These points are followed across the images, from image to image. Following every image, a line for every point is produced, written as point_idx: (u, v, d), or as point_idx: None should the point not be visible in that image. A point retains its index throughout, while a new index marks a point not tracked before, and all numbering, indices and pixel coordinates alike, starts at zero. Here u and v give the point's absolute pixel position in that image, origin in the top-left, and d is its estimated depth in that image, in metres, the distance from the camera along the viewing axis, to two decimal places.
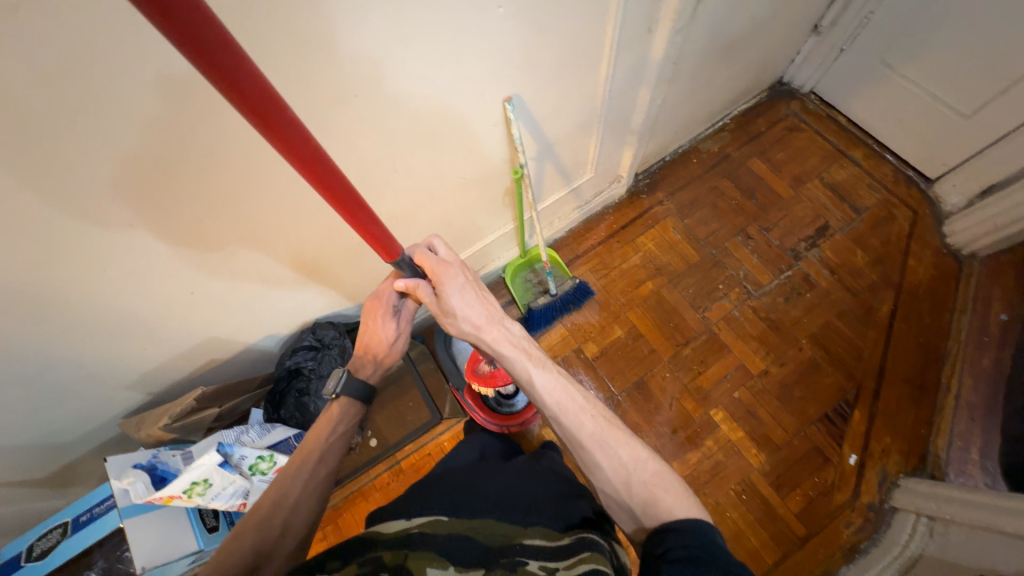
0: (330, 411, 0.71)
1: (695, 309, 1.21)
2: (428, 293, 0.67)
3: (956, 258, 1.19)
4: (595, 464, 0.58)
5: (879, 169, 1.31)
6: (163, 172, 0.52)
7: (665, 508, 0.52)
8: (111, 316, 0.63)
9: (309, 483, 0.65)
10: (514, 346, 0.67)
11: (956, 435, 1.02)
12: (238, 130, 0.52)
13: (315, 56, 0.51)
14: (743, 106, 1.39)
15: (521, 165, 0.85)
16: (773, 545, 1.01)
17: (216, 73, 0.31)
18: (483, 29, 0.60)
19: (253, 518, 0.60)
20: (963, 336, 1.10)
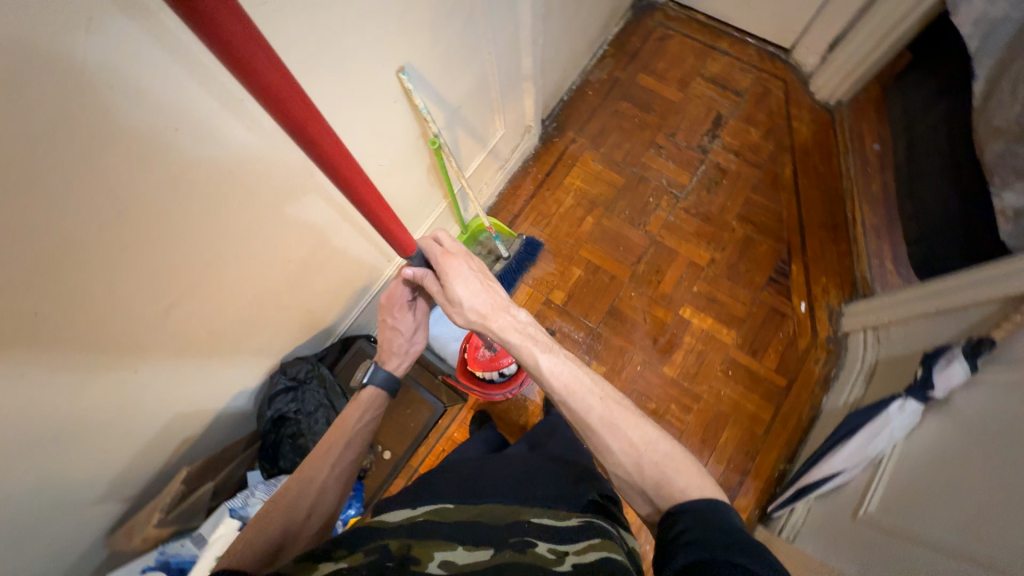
0: (359, 399, 0.73)
1: (637, 227, 1.28)
2: (434, 285, 0.69)
3: (827, 108, 1.35)
4: (606, 446, 0.59)
5: (745, 53, 1.43)
6: (59, 238, 0.45)
7: (679, 490, 0.54)
8: (64, 431, 0.56)
9: (337, 470, 0.67)
10: (520, 333, 0.66)
11: (873, 256, 1.18)
12: (125, 185, 0.47)
13: (185, 61, 0.46)
14: (615, 30, 1.46)
15: (435, 135, 0.83)
16: (767, 403, 1.13)
17: (253, 82, 0.35)
18: (353, 5, 0.57)
19: (282, 498, 0.61)
20: (853, 174, 1.27)
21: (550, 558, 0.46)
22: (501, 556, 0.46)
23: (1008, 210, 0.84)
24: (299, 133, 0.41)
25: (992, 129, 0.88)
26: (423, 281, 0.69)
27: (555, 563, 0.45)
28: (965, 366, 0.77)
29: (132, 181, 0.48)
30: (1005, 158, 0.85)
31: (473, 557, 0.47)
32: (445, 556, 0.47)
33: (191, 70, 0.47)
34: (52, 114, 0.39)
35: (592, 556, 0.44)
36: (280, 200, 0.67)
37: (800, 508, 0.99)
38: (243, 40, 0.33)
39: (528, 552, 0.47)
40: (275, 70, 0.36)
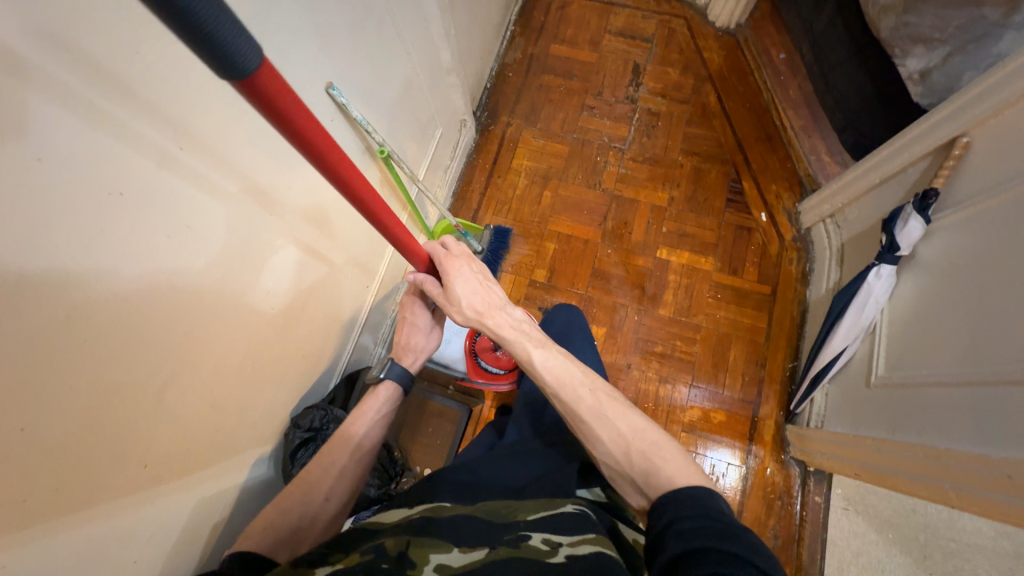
0: (377, 393, 0.77)
1: (593, 187, 1.31)
2: (434, 288, 0.73)
3: (729, 33, 1.44)
4: (595, 435, 0.61)
5: (642, 1, 1.49)
6: (37, 332, 0.41)
7: (666, 478, 0.55)
8: (105, 544, 0.52)
9: (355, 458, 0.71)
10: (515, 329, 0.69)
11: (809, 154, 1.28)
12: (100, 258, 0.45)
13: (115, 117, 0.44)
14: (517, 9, 1.48)
15: (382, 145, 0.83)
16: (759, 313, 1.19)
17: (269, 108, 0.38)
18: (269, 29, 0.55)
19: (301, 484, 0.66)
20: (769, 86, 1.36)
21: (544, 550, 0.48)
22: (496, 552, 0.49)
23: (914, 74, 0.92)
24: (311, 150, 0.44)
25: (880, 8, 0.97)
26: (423, 284, 0.74)
27: (549, 555, 0.48)
28: (920, 220, 0.84)
29: (105, 251, 0.45)
30: (899, 29, 0.93)
31: (470, 556, 0.49)
32: (440, 558, 0.48)
33: (126, 124, 0.45)
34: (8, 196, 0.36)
35: (584, 550, 0.48)
36: (241, 246, 0.64)
37: (819, 396, 1.05)
38: (263, 79, 0.35)
39: (523, 546, 0.49)
40: (300, 108, 0.40)
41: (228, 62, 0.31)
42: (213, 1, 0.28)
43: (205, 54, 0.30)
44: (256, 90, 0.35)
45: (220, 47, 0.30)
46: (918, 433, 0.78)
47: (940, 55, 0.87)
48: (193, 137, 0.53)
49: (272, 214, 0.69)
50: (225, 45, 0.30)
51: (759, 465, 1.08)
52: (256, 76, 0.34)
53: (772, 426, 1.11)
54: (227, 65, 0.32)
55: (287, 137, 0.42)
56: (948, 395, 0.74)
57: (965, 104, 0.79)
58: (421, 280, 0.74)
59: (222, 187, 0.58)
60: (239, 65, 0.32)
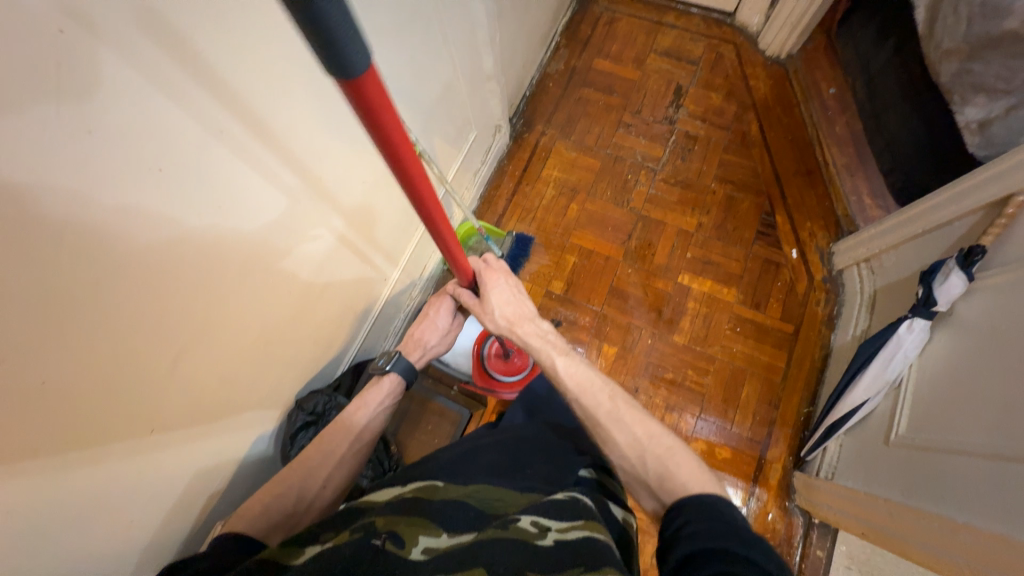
0: (381, 386, 0.77)
1: (621, 205, 1.30)
2: (470, 297, 0.78)
3: (779, 62, 1.40)
4: (612, 440, 0.63)
5: (692, 23, 1.47)
6: (66, 293, 0.43)
7: (680, 484, 0.55)
8: (106, 495, 0.54)
9: (353, 450, 0.72)
10: (541, 339, 0.73)
11: (849, 193, 1.24)
12: (136, 224, 0.46)
13: (170, 96, 0.46)
14: (565, 20, 1.49)
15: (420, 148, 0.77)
16: (779, 352, 1.15)
17: (370, 115, 0.39)
18: None
19: (301, 466, 0.67)
20: (815, 120, 1.32)
21: (532, 532, 0.49)
22: (485, 533, 0.48)
23: (972, 124, 0.88)
24: (395, 159, 0.45)
25: (943, 52, 0.92)
26: (461, 295, 0.79)
27: (538, 537, 0.48)
28: (962, 277, 0.80)
29: (140, 219, 0.47)
30: (961, 76, 0.89)
31: (456, 540, 0.48)
32: (429, 541, 0.47)
33: (179, 103, 0.47)
34: (59, 163, 0.38)
35: (572, 536, 0.48)
36: (275, 224, 0.66)
37: (833, 446, 1.00)
38: (371, 88, 0.36)
39: (512, 527, 0.49)
40: (394, 122, 0.41)
41: (337, 56, 0.32)
42: (344, 10, 0.30)
43: (320, 46, 0.31)
44: (361, 94, 0.36)
45: (330, 41, 0.30)
46: (935, 501, 0.74)
47: (1003, 106, 0.83)
48: (238, 121, 0.54)
49: (314, 200, 0.72)
50: (340, 43, 0.31)
51: (760, 509, 1.04)
52: (363, 84, 0.35)
53: (779, 470, 1.07)
54: (337, 61, 0.32)
55: (376, 142, 0.43)
56: (972, 468, 0.69)
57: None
58: (461, 290, 0.79)
59: (263, 174, 0.61)
60: (345, 66, 0.33)
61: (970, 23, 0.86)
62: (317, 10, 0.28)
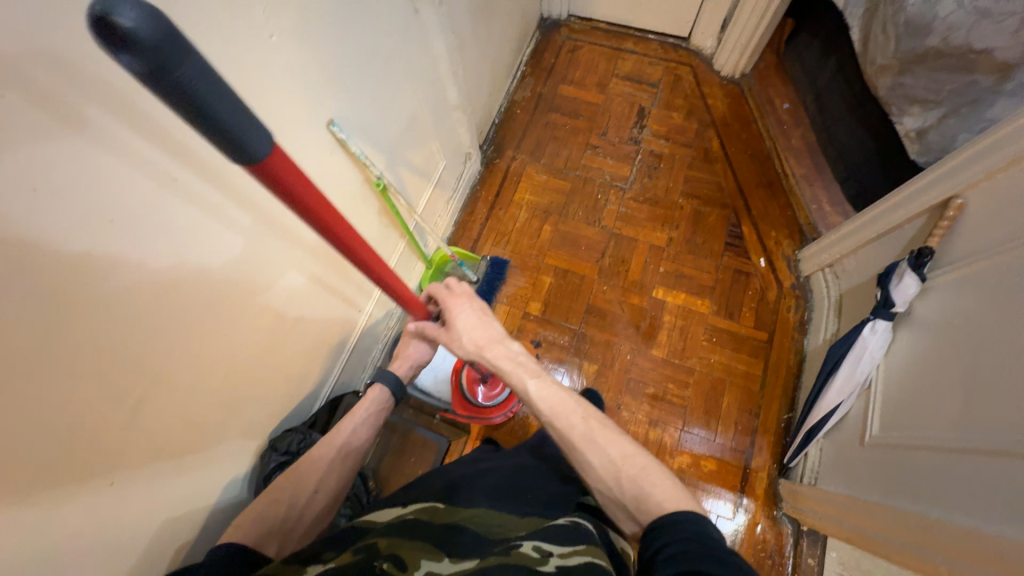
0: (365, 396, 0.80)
1: (593, 224, 1.33)
2: (434, 329, 0.78)
3: (734, 81, 1.47)
4: (585, 463, 0.62)
5: (650, 48, 1.54)
6: (15, 349, 0.42)
7: (655, 504, 0.55)
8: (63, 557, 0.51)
9: (344, 453, 0.74)
10: (512, 361, 0.71)
11: (810, 201, 1.29)
12: (89, 275, 0.46)
13: (121, 146, 0.46)
14: (528, 51, 1.55)
15: (378, 177, 0.85)
16: (756, 360, 1.17)
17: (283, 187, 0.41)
18: (264, 67, 0.58)
19: (291, 476, 0.68)
20: (772, 134, 1.38)
21: (534, 557, 0.47)
22: (489, 560, 0.48)
23: (911, 132, 0.93)
24: (315, 218, 0.47)
25: (877, 67, 0.98)
26: (423, 328, 0.79)
27: (539, 562, 0.47)
28: (916, 277, 0.83)
29: (93, 269, 0.47)
30: (896, 88, 0.95)
31: (458, 565, 0.48)
32: (431, 565, 0.48)
33: (129, 153, 0.47)
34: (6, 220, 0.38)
35: (575, 561, 0.47)
36: (239, 260, 0.66)
37: (814, 451, 1.01)
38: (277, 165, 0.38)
39: (512, 552, 0.48)
40: (308, 188, 0.43)
41: (237, 147, 0.33)
42: (237, 106, 0.31)
43: (219, 140, 0.32)
44: (268, 171, 0.38)
45: (228, 134, 0.32)
46: (911, 500, 0.75)
47: (936, 115, 0.88)
48: (193, 166, 0.55)
49: (274, 237, 0.72)
50: (237, 134, 0.32)
51: (750, 520, 1.04)
52: (269, 163, 0.37)
53: (765, 479, 1.07)
54: (240, 152, 0.34)
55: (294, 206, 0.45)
56: (941, 462, 0.71)
57: (966, 163, 0.78)
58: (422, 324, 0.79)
59: (222, 216, 0.61)
60: (247, 151, 0.34)
61: (897, 41, 0.91)
62: (211, 114, 0.30)
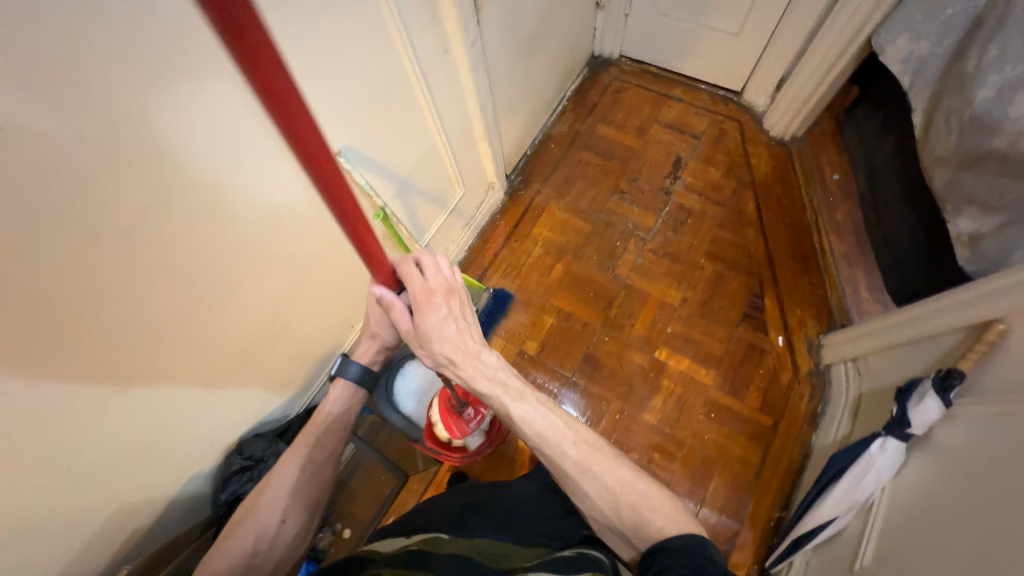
0: (331, 394, 0.81)
1: (606, 271, 1.29)
2: (402, 316, 0.65)
3: (783, 143, 1.39)
4: (582, 491, 0.64)
5: (699, 98, 1.49)
6: None
7: (656, 529, 0.58)
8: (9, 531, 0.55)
9: (308, 471, 0.76)
10: (491, 382, 0.66)
11: (845, 284, 1.19)
12: (66, 281, 0.49)
13: (116, 168, 0.49)
14: (573, 86, 1.54)
15: (381, 206, 0.86)
16: (754, 446, 1.09)
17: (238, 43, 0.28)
18: None
19: (254, 505, 0.72)
20: (816, 205, 1.29)
21: None
22: None
23: (963, 235, 0.84)
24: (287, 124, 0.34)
25: (935, 158, 0.89)
26: (389, 307, 0.64)
27: None
28: (938, 402, 0.74)
29: (71, 275, 0.50)
30: (952, 185, 0.85)
31: None
32: None
33: (124, 174, 0.50)
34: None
35: None
36: (239, 254, 0.68)
37: (798, 561, 0.93)
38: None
39: None
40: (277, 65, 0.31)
41: None
42: None
43: None
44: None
45: None
46: None
47: (995, 223, 0.78)
48: (194, 187, 0.57)
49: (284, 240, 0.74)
50: None
51: None
52: None
53: None
54: None
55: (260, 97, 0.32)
56: None
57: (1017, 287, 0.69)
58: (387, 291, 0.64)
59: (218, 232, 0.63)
60: None
61: (960, 134, 0.82)
62: None
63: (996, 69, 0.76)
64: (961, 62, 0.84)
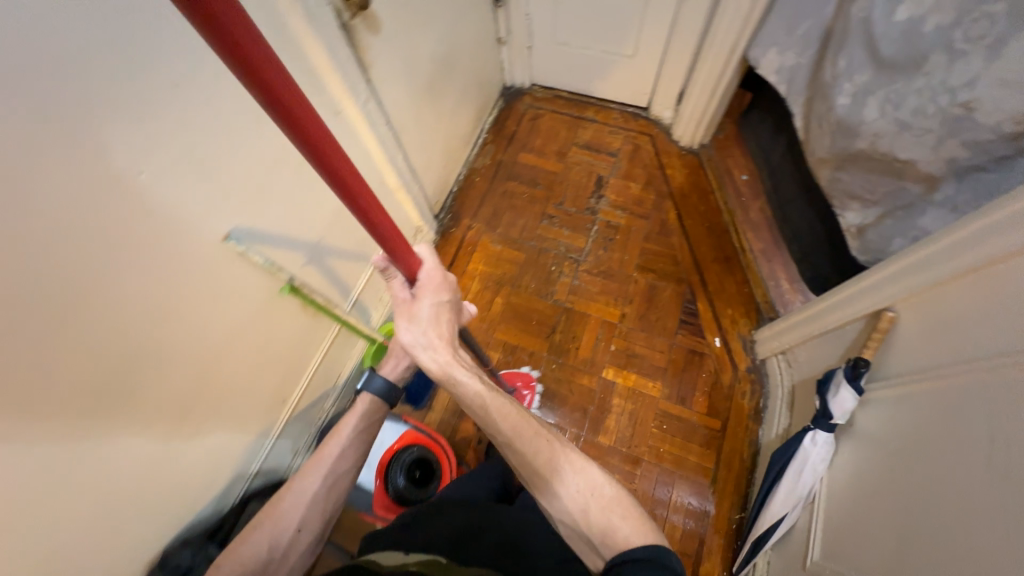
0: (355, 408, 0.77)
1: (545, 298, 1.30)
2: (402, 293, 0.68)
3: (693, 151, 1.46)
4: (553, 493, 0.60)
5: (610, 117, 1.55)
6: None
7: (623, 538, 0.55)
8: None
9: (328, 483, 0.72)
10: (467, 367, 0.66)
11: (767, 278, 1.25)
12: None
13: None
14: (489, 119, 1.57)
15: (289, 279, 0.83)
16: (708, 450, 1.11)
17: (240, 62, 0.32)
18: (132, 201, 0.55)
19: (273, 513, 0.68)
20: (730, 206, 1.36)
21: None
22: None
23: (852, 228, 0.90)
24: (296, 133, 0.38)
25: (817, 159, 0.95)
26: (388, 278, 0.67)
27: None
28: (852, 391, 0.79)
29: None
30: (834, 183, 0.92)
31: None
32: None
33: None
34: None
35: None
36: (147, 335, 0.62)
37: (762, 562, 0.95)
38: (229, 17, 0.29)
39: None
40: (278, 74, 0.34)
41: None
42: None
43: None
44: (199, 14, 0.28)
45: None
46: None
47: (874, 215, 0.85)
48: (44, 310, 0.49)
49: (200, 316, 0.69)
50: None
51: None
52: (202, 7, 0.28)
53: None
54: None
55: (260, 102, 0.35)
56: None
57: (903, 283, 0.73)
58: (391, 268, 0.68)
59: (85, 352, 0.55)
60: None
61: (832, 136, 0.88)
62: None
63: (848, 78, 0.82)
64: (822, 71, 0.91)
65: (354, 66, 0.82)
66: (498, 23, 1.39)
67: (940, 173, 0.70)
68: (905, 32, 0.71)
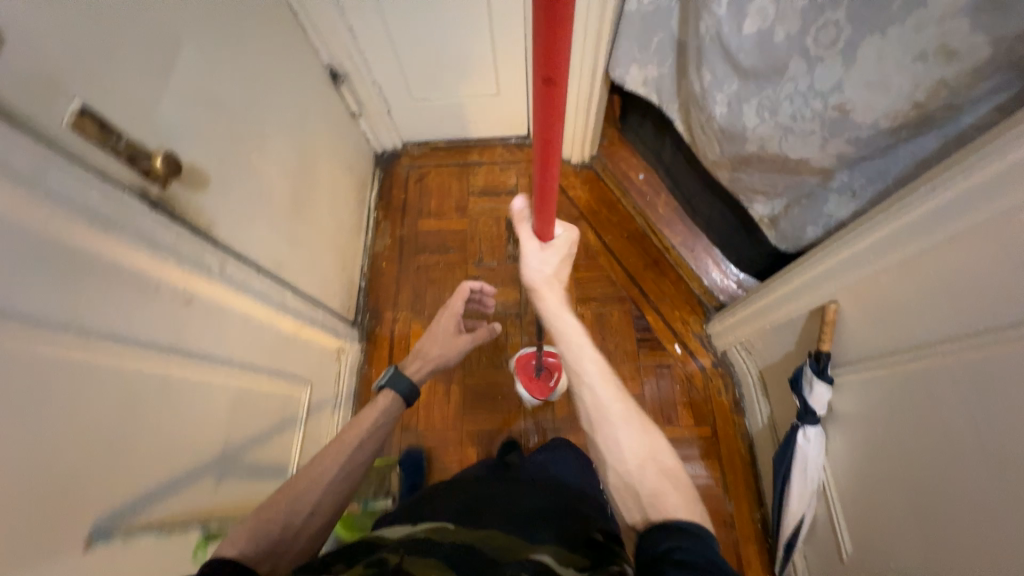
0: (376, 403, 0.75)
1: (501, 367, 1.21)
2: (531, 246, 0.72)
3: (587, 164, 1.44)
4: (613, 440, 0.58)
5: (495, 154, 1.48)
6: None
7: (672, 506, 0.51)
8: None
9: (347, 467, 0.66)
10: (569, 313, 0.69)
11: (697, 269, 1.28)
12: None
13: None
14: (373, 196, 1.42)
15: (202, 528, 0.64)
16: (710, 460, 1.10)
17: None
18: None
19: (286, 495, 0.60)
20: (639, 208, 1.36)
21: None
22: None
23: (765, 219, 0.91)
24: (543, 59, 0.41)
25: (711, 162, 0.95)
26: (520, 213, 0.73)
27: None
28: (824, 384, 0.80)
29: None
30: (735, 182, 0.92)
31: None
32: None
33: None
34: None
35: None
36: None
37: (798, 558, 0.95)
38: None
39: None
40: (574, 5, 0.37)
41: None
42: None
43: None
44: None
45: None
46: None
47: (781, 205, 0.86)
48: None
49: None
50: None
51: None
52: None
53: None
54: None
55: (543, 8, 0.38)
56: None
57: (840, 225, 0.78)
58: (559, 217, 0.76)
59: None
60: None
61: (720, 143, 0.88)
62: None
63: (717, 89, 0.82)
64: (688, 82, 0.91)
65: (191, 238, 0.65)
66: (345, 99, 1.25)
67: (832, 165, 0.71)
68: (759, 43, 0.70)
